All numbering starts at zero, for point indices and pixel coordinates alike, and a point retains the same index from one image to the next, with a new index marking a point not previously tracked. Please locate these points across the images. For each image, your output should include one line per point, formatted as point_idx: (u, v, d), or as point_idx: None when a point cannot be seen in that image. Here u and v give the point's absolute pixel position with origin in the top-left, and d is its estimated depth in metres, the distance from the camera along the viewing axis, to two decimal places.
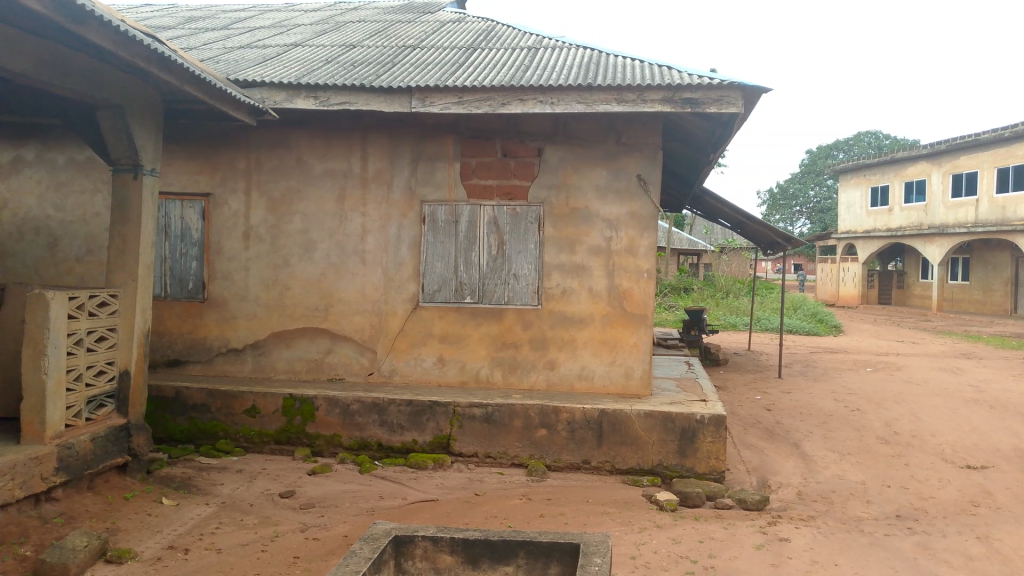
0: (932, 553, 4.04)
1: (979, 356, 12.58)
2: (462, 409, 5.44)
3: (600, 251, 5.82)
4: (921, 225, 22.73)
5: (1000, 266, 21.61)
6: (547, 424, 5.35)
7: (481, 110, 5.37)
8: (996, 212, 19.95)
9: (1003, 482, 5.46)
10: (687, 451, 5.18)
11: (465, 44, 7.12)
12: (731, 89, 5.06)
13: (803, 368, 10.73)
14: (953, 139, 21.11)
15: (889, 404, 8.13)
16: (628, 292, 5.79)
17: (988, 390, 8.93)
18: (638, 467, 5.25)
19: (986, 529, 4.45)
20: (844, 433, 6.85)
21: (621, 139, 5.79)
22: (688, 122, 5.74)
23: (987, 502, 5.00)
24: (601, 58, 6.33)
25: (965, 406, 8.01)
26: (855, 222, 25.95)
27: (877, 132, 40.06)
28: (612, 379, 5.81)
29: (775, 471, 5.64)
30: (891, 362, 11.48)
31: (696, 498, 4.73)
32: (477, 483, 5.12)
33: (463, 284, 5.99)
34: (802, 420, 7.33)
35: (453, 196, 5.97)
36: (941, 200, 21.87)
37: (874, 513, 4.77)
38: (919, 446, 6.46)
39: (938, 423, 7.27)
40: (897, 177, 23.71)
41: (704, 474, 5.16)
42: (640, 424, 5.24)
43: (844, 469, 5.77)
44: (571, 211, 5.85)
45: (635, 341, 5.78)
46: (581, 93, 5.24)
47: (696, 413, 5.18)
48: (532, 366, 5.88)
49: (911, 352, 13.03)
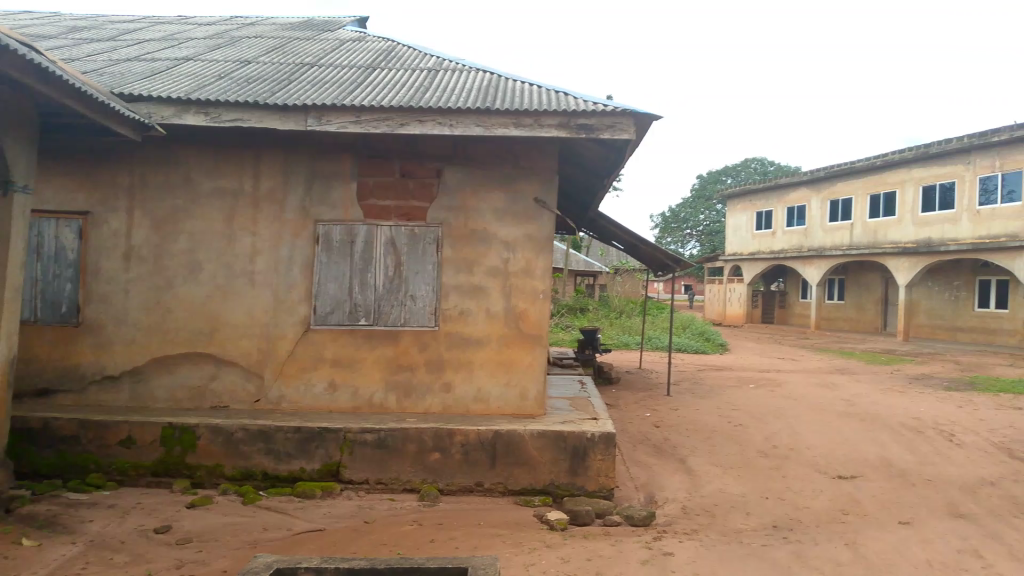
0: (804, 561, 4.24)
1: (852, 371, 13.36)
2: (353, 435, 5.32)
3: (497, 272, 5.86)
4: (801, 248, 24.04)
5: (872, 286, 23.12)
6: (440, 447, 5.31)
7: (379, 130, 5.34)
8: (868, 235, 21.28)
9: (869, 490, 5.79)
10: (578, 470, 5.25)
11: (364, 64, 7.08)
12: (624, 117, 5.27)
13: (691, 386, 11.10)
14: (829, 167, 22.50)
15: (769, 419, 8.50)
16: (525, 312, 5.85)
17: (858, 404, 9.49)
18: (531, 487, 5.29)
19: (854, 536, 4.70)
20: (728, 448, 7.12)
21: (518, 161, 5.87)
22: (582, 146, 5.92)
23: (855, 510, 5.29)
24: (500, 82, 6.43)
25: (838, 419, 8.47)
26: (741, 245, 27.22)
27: (761, 159, 42.27)
28: (507, 400, 5.83)
29: (662, 487, 5.79)
30: (772, 379, 12.02)
31: (585, 516, 4.79)
32: (367, 510, 5.01)
33: (357, 305, 5.90)
34: (689, 436, 7.57)
35: (349, 216, 5.89)
36: (819, 225, 23.23)
37: (753, 524, 4.96)
38: (796, 458, 6.79)
39: (814, 436, 7.66)
40: (779, 202, 25.09)
41: (595, 492, 5.25)
42: (534, 445, 5.27)
43: (726, 482, 5.99)
44: (469, 232, 5.86)
45: (531, 362, 5.84)
46: (479, 116, 5.29)
47: (587, 431, 5.27)
48: (427, 390, 5.83)
49: (792, 368, 13.69)
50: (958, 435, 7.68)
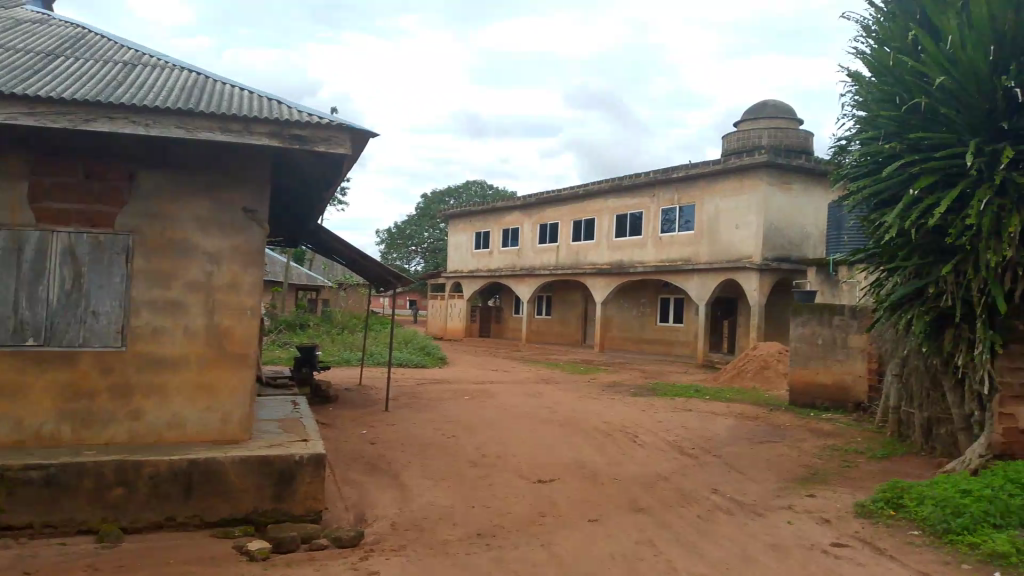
0: (503, 565, 4.44)
1: (556, 380, 14.43)
2: (12, 474, 4.58)
3: (198, 286, 5.41)
4: (515, 267, 25.56)
5: (574, 303, 25.28)
6: (125, 481, 4.76)
7: (58, 125, 4.67)
8: (571, 256, 23.19)
9: (564, 492, 6.25)
10: (284, 495, 5.02)
11: (44, 49, 6.21)
12: (339, 131, 5.22)
13: (409, 400, 11.23)
14: (540, 193, 24.23)
15: (480, 429, 8.86)
16: (229, 330, 5.47)
17: (560, 411, 10.25)
18: (230, 518, 4.94)
19: (548, 537, 5.03)
20: (439, 460, 7.28)
21: (226, 169, 5.51)
22: (297, 158, 5.75)
23: (551, 512, 5.68)
24: (208, 83, 6.02)
25: (541, 426, 9.07)
26: (461, 262, 28.26)
27: (481, 182, 44.37)
28: (207, 425, 5.41)
29: (372, 505, 5.74)
30: (485, 390, 12.57)
31: (290, 543, 4.61)
32: (28, 559, 4.33)
33: (24, 323, 5.12)
34: (403, 451, 7.62)
35: (17, 220, 5.11)
36: (531, 245, 24.88)
37: (458, 534, 5.10)
38: (502, 466, 7.13)
39: (519, 443, 8.12)
40: (496, 223, 26.47)
41: (301, 516, 5.06)
42: (235, 472, 4.95)
43: (435, 494, 6.11)
44: (167, 242, 5.35)
45: (236, 383, 5.48)
46: (181, 117, 4.88)
47: (294, 454, 5.07)
48: (111, 418, 5.21)
49: (504, 380, 14.44)
50: (640, 436, 8.60)
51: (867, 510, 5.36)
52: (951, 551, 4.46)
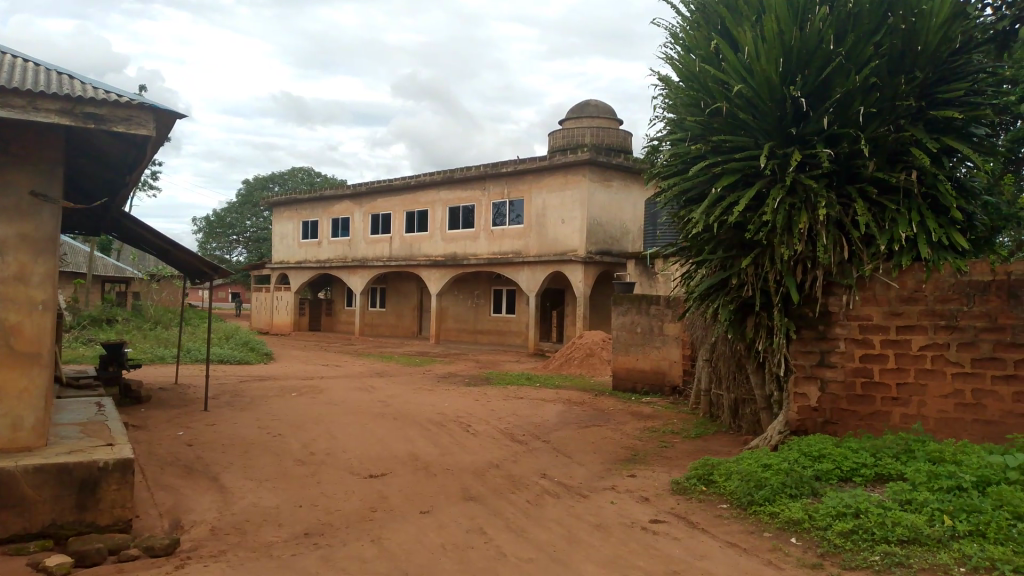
0: (332, 564, 4.31)
1: (388, 373, 14.27)
2: None
3: None
4: (345, 258, 24.97)
5: (408, 295, 25.16)
6: None
7: None
8: (405, 248, 23.00)
9: (396, 485, 6.19)
10: (87, 504, 4.59)
11: None
12: (142, 111, 4.92)
13: (230, 398, 10.65)
14: (370, 183, 23.80)
15: (308, 426, 8.57)
16: (17, 327, 4.91)
17: (391, 404, 10.14)
18: (24, 533, 4.44)
19: (379, 532, 4.95)
20: (264, 460, 6.96)
21: (8, 147, 4.95)
22: (95, 137, 5.35)
23: (383, 506, 5.60)
24: None
25: (372, 420, 8.93)
26: (287, 254, 27.21)
27: (308, 170, 42.95)
28: None
29: (189, 510, 5.38)
30: (314, 385, 12.18)
31: (94, 556, 4.21)
32: None
33: None
34: (224, 452, 7.21)
35: None
36: (362, 237, 24.41)
37: (284, 535, 4.90)
38: (331, 462, 6.93)
39: (349, 438, 7.94)
40: (324, 213, 25.71)
41: (108, 526, 4.64)
42: (27, 482, 4.46)
43: (259, 496, 5.84)
44: None
45: (25, 386, 4.93)
46: None
47: (98, 460, 4.65)
48: None
49: (333, 374, 14.07)
50: (472, 426, 8.69)
51: (683, 487, 5.74)
52: (754, 520, 4.87)
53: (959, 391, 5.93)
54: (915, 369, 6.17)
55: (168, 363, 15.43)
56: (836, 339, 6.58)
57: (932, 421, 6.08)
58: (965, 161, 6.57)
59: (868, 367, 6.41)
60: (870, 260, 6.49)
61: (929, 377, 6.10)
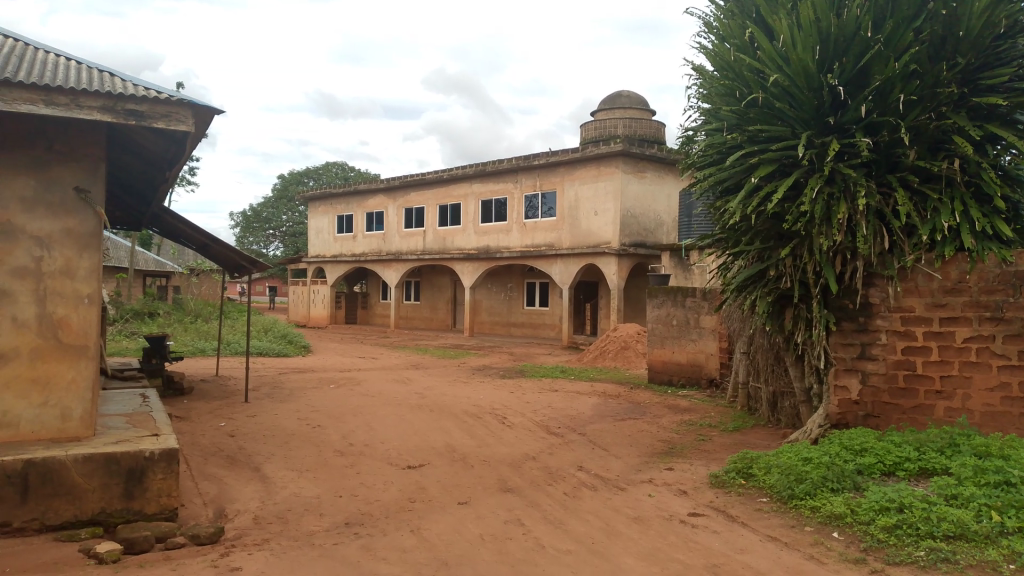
0: (373, 554, 4.37)
1: (424, 365, 14.37)
2: None
3: (26, 273, 4.94)
4: (380, 252, 25.16)
5: (443, 288, 25.28)
6: None
7: None
8: (438, 242, 23.10)
9: (433, 476, 6.23)
10: (134, 493, 4.71)
11: None
12: (181, 107, 5.00)
13: (270, 390, 10.81)
14: (404, 177, 23.89)
15: (347, 417, 8.67)
16: (64, 320, 5.04)
17: (428, 396, 10.21)
18: (75, 520, 4.57)
19: (418, 522, 4.99)
20: (303, 451, 7.05)
21: (53, 144, 5.07)
22: (136, 134, 5.46)
23: (421, 497, 5.64)
24: (30, 52, 5.53)
25: (409, 412, 9.00)
26: (323, 247, 27.52)
27: (342, 165, 43.32)
28: (42, 424, 4.97)
29: (233, 499, 5.49)
30: (352, 377, 12.32)
31: (142, 543, 4.33)
32: None
33: None
34: (265, 443, 7.33)
35: None
36: (396, 230, 24.56)
37: (324, 525, 4.97)
38: (369, 453, 7.01)
39: (387, 430, 8.01)
40: (359, 208, 25.85)
41: (154, 515, 4.75)
42: (77, 471, 4.58)
43: (300, 486, 5.93)
44: None
45: (73, 377, 5.06)
46: None
47: (144, 450, 4.76)
48: None
49: (370, 366, 14.22)
50: (508, 418, 8.71)
51: (722, 480, 5.70)
52: (795, 514, 4.82)
53: (1005, 384, 5.81)
54: (959, 362, 6.04)
55: (208, 356, 15.69)
56: (878, 331, 6.47)
57: (977, 414, 5.95)
58: (1010, 148, 6.37)
59: (910, 360, 6.29)
60: (912, 251, 6.36)
61: (974, 370, 5.97)
